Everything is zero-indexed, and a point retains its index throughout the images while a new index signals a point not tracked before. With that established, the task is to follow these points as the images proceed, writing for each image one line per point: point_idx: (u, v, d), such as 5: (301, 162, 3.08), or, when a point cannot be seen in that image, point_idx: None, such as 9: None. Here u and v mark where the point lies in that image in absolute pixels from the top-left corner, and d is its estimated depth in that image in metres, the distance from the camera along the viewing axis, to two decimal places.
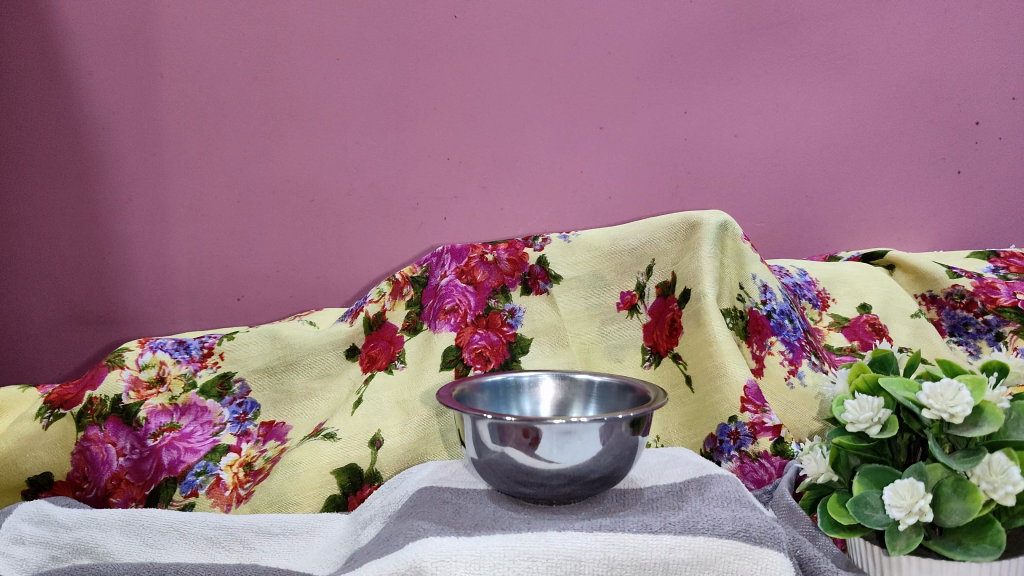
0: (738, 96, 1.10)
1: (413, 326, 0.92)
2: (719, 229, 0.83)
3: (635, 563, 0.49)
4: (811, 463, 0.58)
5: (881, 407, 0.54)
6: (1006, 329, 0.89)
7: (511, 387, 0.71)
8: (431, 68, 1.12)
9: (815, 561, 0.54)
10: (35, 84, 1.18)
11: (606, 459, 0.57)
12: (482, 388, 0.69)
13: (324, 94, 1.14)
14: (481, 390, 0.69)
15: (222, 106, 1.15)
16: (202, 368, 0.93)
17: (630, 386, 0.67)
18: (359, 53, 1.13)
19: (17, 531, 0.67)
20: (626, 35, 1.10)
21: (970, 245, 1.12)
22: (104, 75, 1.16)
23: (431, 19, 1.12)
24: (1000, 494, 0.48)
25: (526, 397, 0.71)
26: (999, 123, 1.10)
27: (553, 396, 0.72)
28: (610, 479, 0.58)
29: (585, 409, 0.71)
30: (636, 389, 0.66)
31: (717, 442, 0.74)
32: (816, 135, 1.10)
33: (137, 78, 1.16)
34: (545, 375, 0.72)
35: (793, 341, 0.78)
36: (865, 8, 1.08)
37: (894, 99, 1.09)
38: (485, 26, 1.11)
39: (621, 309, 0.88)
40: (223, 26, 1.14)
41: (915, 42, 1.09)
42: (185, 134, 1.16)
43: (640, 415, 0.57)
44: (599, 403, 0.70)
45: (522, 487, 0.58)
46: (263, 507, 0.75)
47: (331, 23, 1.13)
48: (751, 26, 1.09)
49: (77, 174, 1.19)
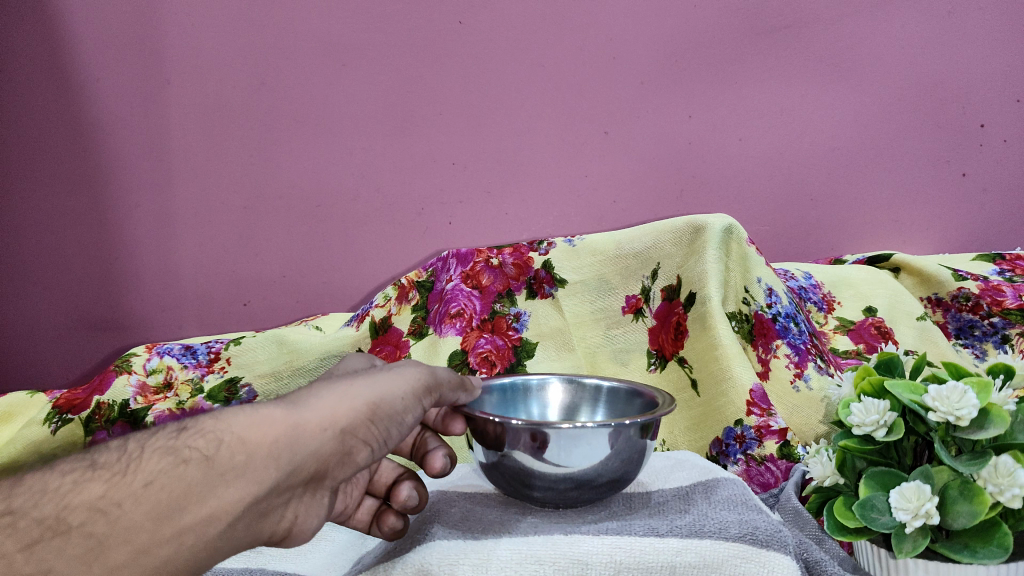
0: (742, 99, 1.10)
1: (419, 330, 0.92)
2: (724, 232, 0.83)
3: (641, 567, 0.50)
4: (817, 466, 0.59)
5: (887, 409, 0.54)
6: (1013, 331, 0.89)
7: (519, 390, 0.71)
8: (435, 74, 1.13)
9: (822, 563, 0.53)
10: (40, 91, 1.19)
11: (613, 463, 0.56)
12: (491, 391, 0.69)
13: (329, 99, 1.14)
14: (490, 393, 0.68)
15: (229, 112, 1.16)
16: (210, 373, 0.93)
17: (632, 396, 0.67)
18: (365, 58, 1.13)
19: None
20: (629, 39, 1.10)
21: (974, 248, 1.13)
22: (110, 82, 1.17)
23: (435, 25, 1.12)
24: (1007, 496, 0.48)
25: (533, 400, 0.71)
26: (1005, 125, 1.09)
27: (561, 400, 0.72)
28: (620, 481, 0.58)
29: (593, 414, 0.71)
30: (645, 395, 0.65)
31: (723, 446, 0.73)
32: (820, 138, 1.10)
33: (145, 84, 1.17)
34: (554, 378, 0.72)
35: (799, 345, 0.77)
36: (870, 11, 1.08)
37: (898, 102, 1.09)
38: (489, 31, 1.12)
39: (627, 313, 0.89)
40: (229, 31, 1.14)
41: (920, 43, 1.08)
42: (192, 139, 1.17)
43: (648, 420, 0.56)
44: (607, 408, 0.70)
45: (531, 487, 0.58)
46: None
47: (336, 28, 1.13)
48: (756, 29, 1.09)
49: (84, 180, 1.20)
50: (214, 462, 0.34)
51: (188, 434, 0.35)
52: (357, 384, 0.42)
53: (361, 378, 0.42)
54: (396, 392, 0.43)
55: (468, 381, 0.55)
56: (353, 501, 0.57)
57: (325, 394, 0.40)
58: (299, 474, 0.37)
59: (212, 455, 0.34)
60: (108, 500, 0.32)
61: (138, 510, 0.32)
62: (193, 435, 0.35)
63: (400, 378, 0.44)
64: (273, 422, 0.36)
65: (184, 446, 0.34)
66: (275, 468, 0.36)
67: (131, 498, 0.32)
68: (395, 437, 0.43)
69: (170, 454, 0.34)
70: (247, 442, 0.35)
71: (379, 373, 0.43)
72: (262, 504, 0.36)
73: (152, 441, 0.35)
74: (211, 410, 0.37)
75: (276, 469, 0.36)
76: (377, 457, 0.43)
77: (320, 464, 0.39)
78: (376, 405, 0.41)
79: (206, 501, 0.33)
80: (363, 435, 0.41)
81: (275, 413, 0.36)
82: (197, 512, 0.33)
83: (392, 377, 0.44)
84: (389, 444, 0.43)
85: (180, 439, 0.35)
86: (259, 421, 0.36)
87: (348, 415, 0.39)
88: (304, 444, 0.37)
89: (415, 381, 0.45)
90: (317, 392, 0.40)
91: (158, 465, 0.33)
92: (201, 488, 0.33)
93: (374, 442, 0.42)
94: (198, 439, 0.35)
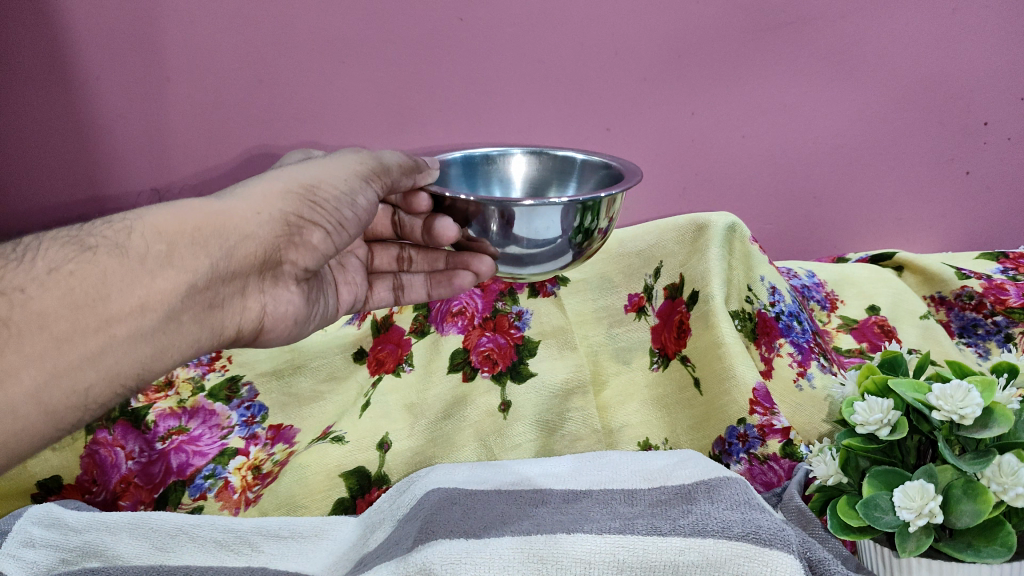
0: (746, 97, 1.07)
1: (421, 328, 0.91)
2: (727, 230, 0.84)
3: (645, 566, 0.51)
4: (820, 466, 0.58)
5: (891, 408, 0.54)
6: (1016, 330, 0.88)
7: (484, 164, 0.76)
8: (433, 74, 1.08)
9: (825, 562, 0.53)
10: (10, 91, 1.12)
11: (546, 245, 0.61)
12: (454, 164, 0.75)
13: (323, 99, 1.10)
14: (452, 165, 0.75)
15: (219, 113, 1.11)
16: (211, 371, 0.90)
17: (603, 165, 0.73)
18: (356, 52, 1.07)
19: (27, 534, 0.67)
20: (636, 35, 1.04)
21: (966, 238, 1.17)
22: (87, 84, 1.11)
23: (433, 20, 1.05)
24: (1011, 495, 0.49)
25: (499, 172, 0.77)
26: (1011, 124, 1.08)
27: (526, 172, 0.77)
28: (531, 266, 0.63)
29: (561, 186, 0.76)
30: (613, 168, 0.69)
31: (726, 445, 0.73)
32: (824, 136, 1.09)
33: (121, 85, 1.11)
34: (517, 152, 0.77)
35: (801, 343, 0.78)
36: (883, 8, 1.01)
37: (906, 99, 1.06)
38: (487, 27, 1.05)
39: (628, 312, 0.88)
40: (204, 28, 1.06)
41: (934, 41, 1.03)
42: (182, 142, 1.14)
43: (592, 229, 0.61)
44: (573, 181, 0.75)
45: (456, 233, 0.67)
46: (271, 511, 0.77)
47: (319, 21, 1.05)
48: (770, 24, 1.03)
49: (75, 182, 1.18)
50: (129, 253, 0.53)
51: (105, 227, 0.54)
52: (292, 175, 0.62)
53: (289, 173, 0.62)
54: (331, 181, 0.63)
55: (423, 165, 0.68)
56: (359, 289, 0.81)
57: (245, 195, 0.59)
58: (230, 258, 0.57)
59: (125, 247, 0.53)
60: (13, 285, 0.49)
61: (53, 286, 0.50)
62: (102, 235, 0.54)
63: (341, 170, 0.64)
64: (187, 218, 0.55)
65: (93, 239, 0.53)
66: (203, 254, 0.56)
67: (35, 285, 0.50)
68: (340, 219, 0.63)
69: (79, 245, 0.53)
70: (164, 234, 0.54)
71: (315, 165, 0.63)
72: (205, 284, 0.56)
73: (61, 238, 0.54)
74: (130, 213, 0.56)
75: (206, 254, 0.56)
76: (323, 242, 0.64)
77: (257, 247, 0.59)
78: (300, 199, 0.61)
79: (135, 287, 0.52)
80: (302, 220, 0.61)
81: (189, 211, 0.56)
82: (130, 299, 0.52)
83: (325, 167, 0.63)
84: (340, 225, 0.64)
85: (89, 235, 0.54)
86: (171, 221, 0.55)
87: (276, 207, 0.60)
88: (227, 232, 0.57)
89: (354, 170, 0.64)
90: (244, 192, 0.59)
91: (67, 253, 0.52)
92: (119, 271, 0.52)
93: (319, 227, 0.63)
94: (112, 228, 0.54)
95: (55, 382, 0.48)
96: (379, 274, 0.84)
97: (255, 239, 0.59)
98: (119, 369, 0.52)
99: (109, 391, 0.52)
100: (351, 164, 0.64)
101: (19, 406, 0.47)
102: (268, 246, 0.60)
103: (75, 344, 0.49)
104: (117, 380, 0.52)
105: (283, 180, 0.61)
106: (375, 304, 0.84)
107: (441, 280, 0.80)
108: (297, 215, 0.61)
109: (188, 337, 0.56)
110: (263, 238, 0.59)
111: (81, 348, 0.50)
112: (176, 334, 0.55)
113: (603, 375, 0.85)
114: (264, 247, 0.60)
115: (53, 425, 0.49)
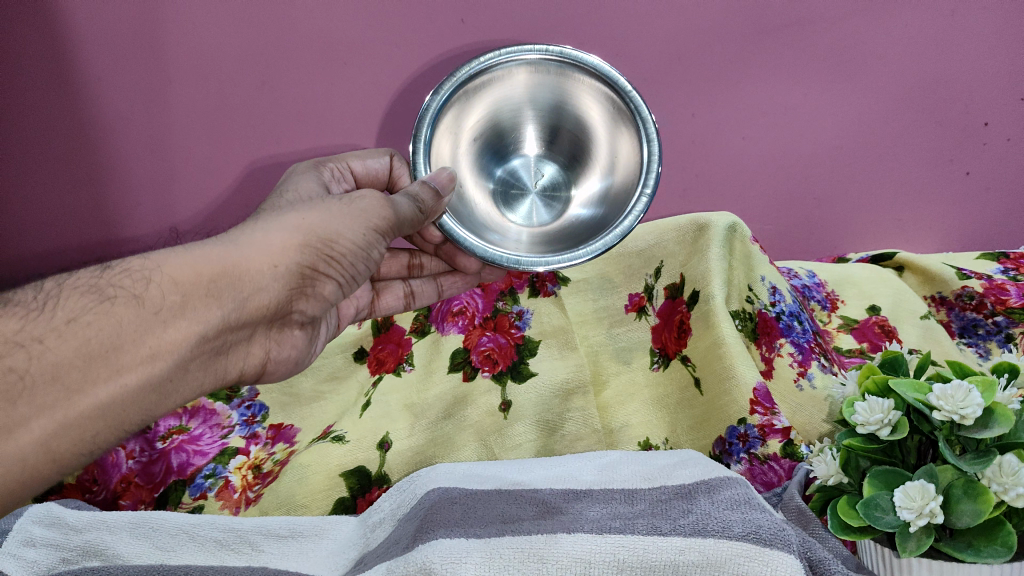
0: (745, 97, 1.07)
1: (422, 327, 0.91)
2: (727, 231, 0.84)
3: (645, 566, 0.51)
4: (821, 465, 0.58)
5: (892, 409, 0.54)
6: (1016, 330, 0.88)
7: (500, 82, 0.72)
8: (433, 74, 1.07)
9: (825, 562, 0.53)
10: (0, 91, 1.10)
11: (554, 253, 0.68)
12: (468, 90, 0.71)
13: (320, 101, 1.09)
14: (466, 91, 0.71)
15: (217, 116, 1.09)
16: None
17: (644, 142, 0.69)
18: (354, 54, 1.05)
19: (28, 533, 0.67)
20: (637, 37, 1.04)
21: (965, 238, 1.17)
22: (78, 85, 1.08)
23: (435, 23, 1.03)
24: (1011, 495, 0.49)
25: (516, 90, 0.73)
26: (1010, 124, 1.08)
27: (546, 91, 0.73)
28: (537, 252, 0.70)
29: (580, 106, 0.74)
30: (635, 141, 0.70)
31: (727, 445, 0.73)
32: (824, 137, 1.09)
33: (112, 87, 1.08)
34: (539, 64, 0.71)
35: (802, 343, 0.78)
36: (885, 8, 1.01)
37: (906, 99, 1.06)
38: (487, 28, 1.04)
39: (628, 312, 0.88)
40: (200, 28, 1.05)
41: (934, 42, 1.03)
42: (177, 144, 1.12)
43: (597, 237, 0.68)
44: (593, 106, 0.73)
45: (459, 206, 0.73)
46: (272, 510, 0.76)
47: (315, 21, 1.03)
48: (774, 25, 1.02)
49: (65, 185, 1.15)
50: (144, 304, 0.53)
51: (121, 275, 0.54)
52: (309, 222, 0.62)
53: (305, 218, 0.62)
54: (347, 230, 0.64)
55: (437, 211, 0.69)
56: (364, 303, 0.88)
57: (263, 243, 0.59)
58: (242, 310, 0.58)
59: (140, 298, 0.53)
60: (30, 337, 0.49)
61: (66, 341, 0.50)
62: (118, 283, 0.53)
63: (355, 219, 0.65)
64: (204, 270, 0.56)
65: (110, 287, 0.53)
66: (217, 305, 0.56)
67: (50, 337, 0.50)
68: (351, 270, 0.66)
69: (96, 294, 0.53)
70: (179, 286, 0.54)
71: (330, 210, 0.64)
72: (214, 334, 0.57)
73: (79, 285, 0.53)
74: (145, 257, 0.56)
75: (219, 306, 0.56)
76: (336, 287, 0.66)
77: (270, 298, 0.60)
78: (315, 250, 0.62)
79: (147, 339, 0.52)
80: (315, 272, 0.63)
81: (207, 263, 0.56)
82: (142, 352, 0.52)
83: (340, 215, 0.64)
84: (349, 270, 0.66)
85: (105, 282, 0.54)
86: (188, 272, 0.55)
87: (292, 259, 0.61)
88: (242, 285, 0.58)
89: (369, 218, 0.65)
90: (262, 240, 0.60)
91: (83, 304, 0.52)
92: (133, 323, 0.52)
93: (331, 280, 0.65)
94: (129, 277, 0.54)
95: (64, 432, 0.50)
96: (387, 281, 0.90)
97: (268, 290, 0.60)
98: (125, 418, 0.53)
99: (113, 436, 0.53)
100: (370, 215, 0.66)
101: (27, 455, 0.48)
102: (280, 296, 0.62)
103: (87, 395, 0.50)
104: (121, 426, 0.53)
105: (301, 230, 0.61)
106: (382, 309, 0.90)
107: (455, 280, 0.91)
108: (312, 268, 0.62)
109: (193, 382, 0.57)
110: (276, 289, 0.60)
111: (90, 399, 0.50)
112: (181, 381, 0.56)
113: (603, 375, 0.84)
114: (276, 297, 0.61)
115: (58, 468, 0.51)
